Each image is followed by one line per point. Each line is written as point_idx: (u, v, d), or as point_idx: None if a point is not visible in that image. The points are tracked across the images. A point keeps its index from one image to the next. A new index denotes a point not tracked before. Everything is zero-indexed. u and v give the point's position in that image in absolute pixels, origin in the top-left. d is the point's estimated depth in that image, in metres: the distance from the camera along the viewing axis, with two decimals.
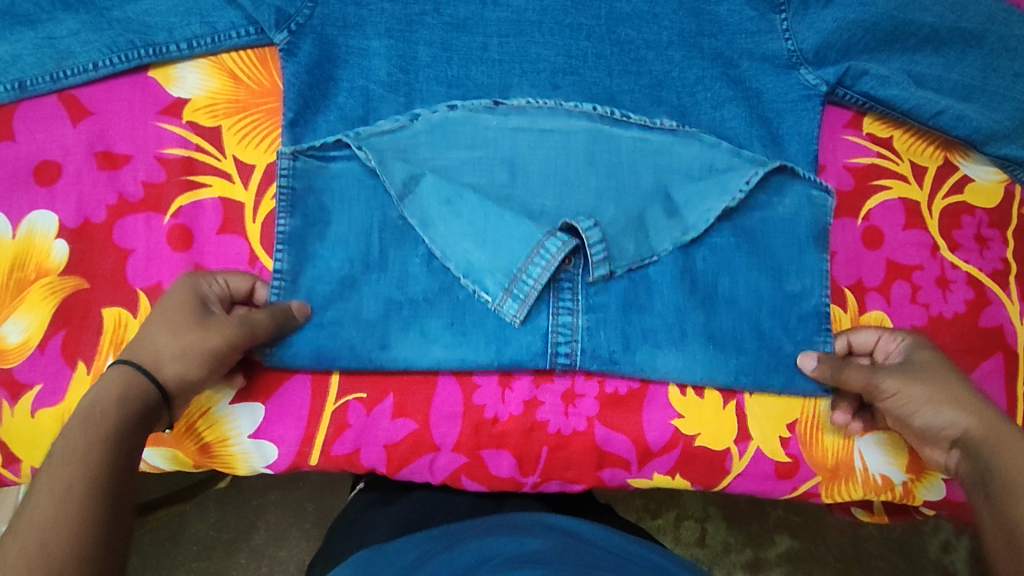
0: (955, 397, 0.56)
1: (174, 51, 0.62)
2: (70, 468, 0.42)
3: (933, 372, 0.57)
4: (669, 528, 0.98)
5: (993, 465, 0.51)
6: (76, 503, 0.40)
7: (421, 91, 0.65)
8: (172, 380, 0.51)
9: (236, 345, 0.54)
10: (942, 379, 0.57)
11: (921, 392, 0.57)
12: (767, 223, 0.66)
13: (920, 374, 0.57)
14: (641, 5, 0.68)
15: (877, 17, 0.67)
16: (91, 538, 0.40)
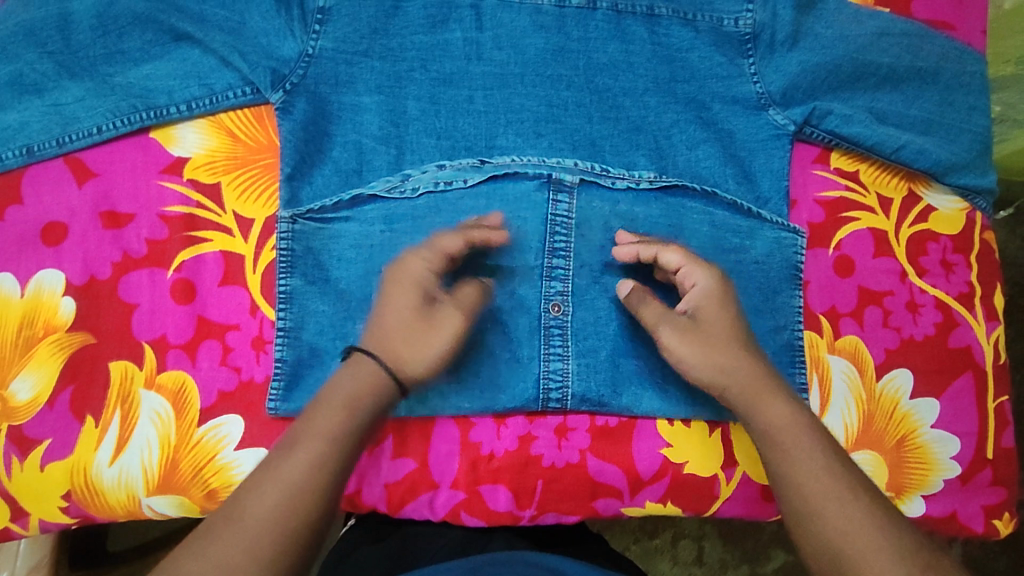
0: (765, 389, 0.56)
1: (174, 113, 0.66)
2: (324, 405, 0.52)
3: (718, 324, 0.59)
4: (666, 548, 1.00)
5: (786, 445, 0.54)
6: (320, 438, 0.51)
7: (411, 142, 0.69)
8: (415, 263, 0.59)
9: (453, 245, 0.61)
10: (756, 375, 0.57)
11: (692, 349, 0.58)
12: (742, 266, 0.70)
13: (713, 338, 0.58)
14: (617, 54, 0.73)
15: (837, 59, 0.72)
16: (314, 487, 0.49)
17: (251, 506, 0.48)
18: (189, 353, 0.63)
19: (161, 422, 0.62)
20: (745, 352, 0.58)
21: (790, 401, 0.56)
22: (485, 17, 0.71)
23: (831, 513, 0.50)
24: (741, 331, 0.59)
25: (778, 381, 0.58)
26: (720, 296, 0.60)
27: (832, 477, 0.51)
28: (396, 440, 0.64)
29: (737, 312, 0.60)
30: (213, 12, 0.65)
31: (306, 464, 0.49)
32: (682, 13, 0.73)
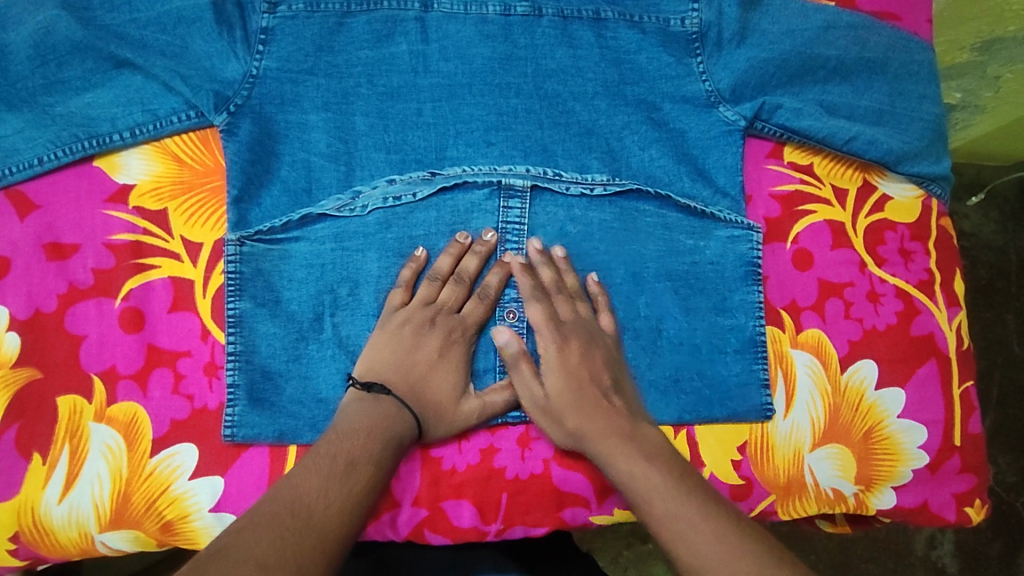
0: (616, 450, 0.59)
1: (117, 140, 0.65)
2: (370, 418, 0.58)
3: (568, 389, 0.62)
4: (659, 552, 0.99)
5: (637, 485, 0.55)
6: (375, 444, 0.55)
7: (361, 158, 0.68)
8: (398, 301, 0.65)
9: (435, 278, 0.66)
10: (603, 436, 0.60)
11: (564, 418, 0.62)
12: (698, 267, 0.70)
13: (559, 405, 0.62)
14: (565, 60, 0.72)
15: (784, 54, 0.72)
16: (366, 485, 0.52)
17: (317, 504, 0.48)
18: (140, 384, 0.62)
19: (112, 456, 0.60)
20: (597, 416, 0.61)
21: (633, 453, 0.58)
22: (431, 29, 0.71)
23: (691, 546, 0.50)
24: (582, 392, 0.62)
25: (622, 433, 0.60)
26: (563, 359, 0.63)
27: (680, 505, 0.52)
28: None
29: (584, 372, 0.63)
30: (155, 38, 0.65)
31: (364, 481, 0.52)
32: (628, 15, 0.73)
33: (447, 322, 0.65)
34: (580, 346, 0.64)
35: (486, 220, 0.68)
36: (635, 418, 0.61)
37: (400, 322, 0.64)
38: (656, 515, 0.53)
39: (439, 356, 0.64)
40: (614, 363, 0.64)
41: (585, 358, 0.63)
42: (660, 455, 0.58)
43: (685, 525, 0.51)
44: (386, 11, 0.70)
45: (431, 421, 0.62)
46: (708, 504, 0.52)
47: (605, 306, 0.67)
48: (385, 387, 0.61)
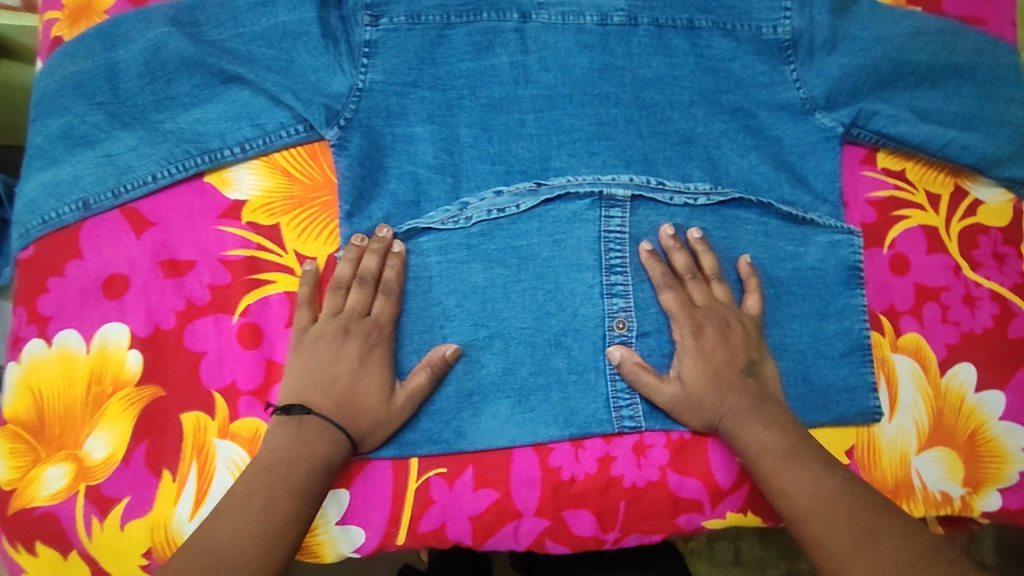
0: (742, 422, 0.63)
1: (228, 156, 0.65)
2: (279, 432, 0.58)
3: (710, 373, 0.64)
4: (702, 550, 1.01)
5: (764, 449, 0.61)
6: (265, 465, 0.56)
7: (466, 170, 0.69)
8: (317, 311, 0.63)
9: (337, 286, 0.63)
10: (733, 412, 0.63)
11: (703, 391, 0.64)
12: (799, 273, 0.71)
13: (696, 387, 0.64)
14: (661, 69, 0.73)
15: (877, 60, 0.73)
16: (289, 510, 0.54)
17: (229, 546, 0.51)
18: (262, 400, 0.62)
19: (240, 472, 0.61)
20: (735, 401, 0.63)
21: (760, 422, 0.62)
22: (530, 40, 0.71)
23: (790, 495, 0.58)
24: (723, 374, 0.64)
25: (752, 408, 0.63)
26: (699, 347, 0.65)
27: (792, 467, 0.59)
28: (501, 476, 0.64)
29: (720, 358, 0.65)
30: (261, 53, 0.66)
31: (286, 509, 0.54)
32: (722, 24, 0.74)
33: (366, 326, 0.63)
34: (714, 331, 0.65)
35: (592, 228, 0.68)
36: (765, 394, 0.64)
37: (313, 337, 0.62)
38: (766, 473, 0.60)
39: (358, 365, 0.61)
40: (750, 346, 0.66)
41: (720, 343, 0.65)
42: (780, 418, 0.63)
43: (787, 479, 0.59)
44: (486, 22, 0.70)
45: (360, 432, 0.60)
46: (790, 460, 0.60)
47: (754, 288, 0.68)
48: (306, 408, 0.58)
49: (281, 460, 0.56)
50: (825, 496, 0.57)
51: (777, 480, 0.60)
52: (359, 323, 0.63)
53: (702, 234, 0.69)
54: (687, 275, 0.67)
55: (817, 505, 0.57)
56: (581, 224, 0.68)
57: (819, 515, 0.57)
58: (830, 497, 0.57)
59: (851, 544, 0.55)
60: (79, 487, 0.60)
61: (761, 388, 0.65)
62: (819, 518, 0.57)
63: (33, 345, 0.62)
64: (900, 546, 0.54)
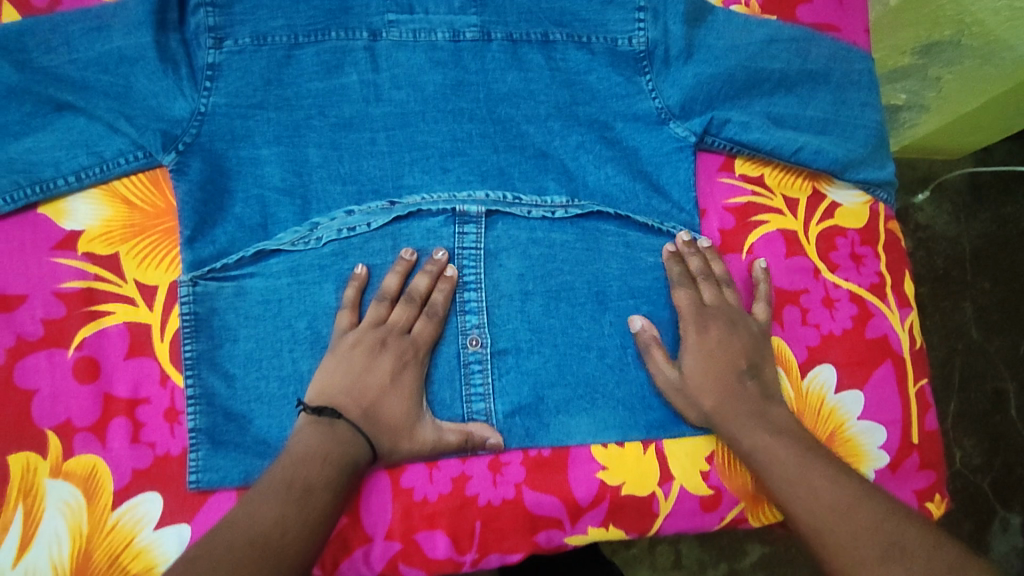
0: (743, 425, 0.64)
1: (62, 185, 0.64)
2: (312, 432, 0.58)
3: (716, 366, 0.66)
4: (644, 555, 0.99)
5: (777, 455, 0.61)
6: (318, 458, 0.55)
7: (316, 191, 0.68)
8: (371, 317, 0.64)
9: (382, 296, 0.65)
10: (741, 412, 0.64)
11: (704, 381, 0.66)
12: (659, 282, 0.71)
13: (698, 381, 0.66)
14: (516, 84, 0.73)
15: (731, 69, 0.74)
16: (325, 498, 0.54)
17: (273, 533, 0.49)
18: (99, 435, 0.61)
19: (70, 513, 0.59)
20: (728, 401, 0.65)
21: (762, 427, 0.63)
22: (381, 58, 0.71)
23: (812, 507, 0.56)
24: (726, 374, 0.66)
25: (751, 412, 0.64)
26: (704, 346, 0.67)
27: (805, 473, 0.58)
28: (350, 501, 0.63)
29: (723, 359, 0.66)
30: (96, 79, 0.64)
31: (321, 502, 0.53)
32: (577, 37, 0.74)
33: (409, 341, 0.64)
34: (719, 331, 0.67)
35: (444, 245, 0.68)
36: (766, 399, 0.66)
37: (349, 344, 0.63)
38: (778, 486, 0.59)
39: (392, 380, 0.62)
40: (754, 350, 0.68)
41: (723, 343, 0.67)
42: (789, 430, 0.63)
43: (803, 485, 0.58)
44: (334, 41, 0.69)
45: (384, 447, 0.61)
46: (803, 469, 0.59)
47: (762, 294, 0.71)
48: (337, 411, 0.59)
49: (282, 463, 0.55)
50: (840, 503, 0.55)
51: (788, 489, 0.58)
52: (400, 339, 0.64)
53: (711, 244, 0.72)
54: (704, 277, 0.70)
55: (832, 518, 0.55)
56: (434, 242, 0.68)
57: (834, 524, 0.54)
58: (850, 501, 0.55)
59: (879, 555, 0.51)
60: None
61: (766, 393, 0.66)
62: (836, 528, 0.54)
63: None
64: (869, 542, 0.52)
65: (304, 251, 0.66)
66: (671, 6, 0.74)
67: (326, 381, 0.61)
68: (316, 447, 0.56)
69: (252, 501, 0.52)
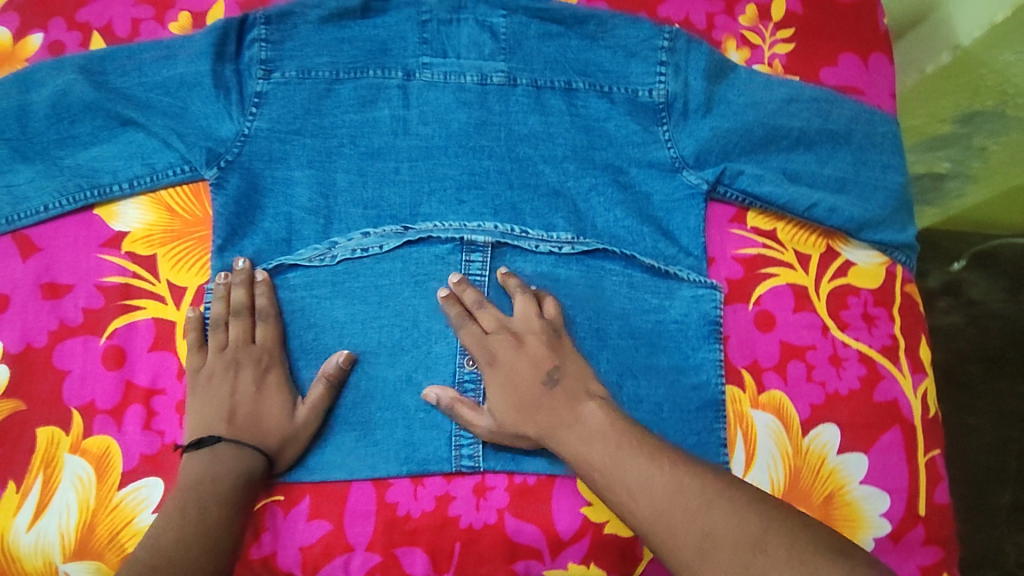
0: (563, 435, 0.60)
1: (116, 190, 0.71)
2: (195, 460, 0.62)
3: (517, 400, 0.63)
4: None
5: (587, 458, 0.58)
6: (207, 482, 0.61)
7: (339, 213, 0.73)
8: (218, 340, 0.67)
9: (213, 323, 0.68)
10: (541, 420, 0.62)
11: (501, 399, 0.64)
12: (662, 326, 0.72)
13: (502, 410, 0.64)
14: (537, 126, 0.78)
15: (749, 124, 0.77)
16: (221, 515, 0.59)
17: (173, 557, 0.55)
18: (116, 418, 0.66)
19: (81, 487, 0.64)
20: (534, 417, 0.62)
21: (572, 435, 0.60)
22: (412, 96, 0.77)
23: (636, 504, 0.54)
24: (529, 394, 0.63)
25: (560, 422, 0.61)
26: (496, 371, 0.65)
27: (624, 471, 0.55)
28: (336, 507, 0.66)
29: (518, 376, 0.63)
30: (158, 100, 0.72)
31: (216, 515, 0.59)
32: (599, 86, 0.79)
33: (253, 350, 0.67)
34: (508, 350, 0.65)
35: (454, 270, 0.71)
36: (576, 396, 0.61)
37: (205, 378, 0.66)
38: (603, 486, 0.56)
39: (256, 388, 0.66)
40: (550, 352, 0.64)
41: (515, 363, 0.64)
42: (608, 424, 0.59)
43: (621, 486, 0.55)
44: (370, 79, 0.77)
45: (273, 445, 0.65)
46: (619, 460, 0.56)
47: (518, 295, 0.68)
48: (216, 436, 0.63)
49: (175, 493, 0.60)
50: (660, 494, 0.53)
51: (603, 480, 0.56)
52: (239, 349, 0.67)
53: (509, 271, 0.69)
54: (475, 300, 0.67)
55: (664, 504, 0.52)
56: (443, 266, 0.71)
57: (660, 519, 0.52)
58: (668, 491, 0.53)
59: (694, 549, 0.50)
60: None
61: (546, 401, 0.62)
62: (663, 521, 0.52)
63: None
64: (688, 537, 0.50)
65: (322, 267, 0.71)
66: (692, 62, 0.79)
67: (197, 416, 0.65)
68: (209, 473, 0.61)
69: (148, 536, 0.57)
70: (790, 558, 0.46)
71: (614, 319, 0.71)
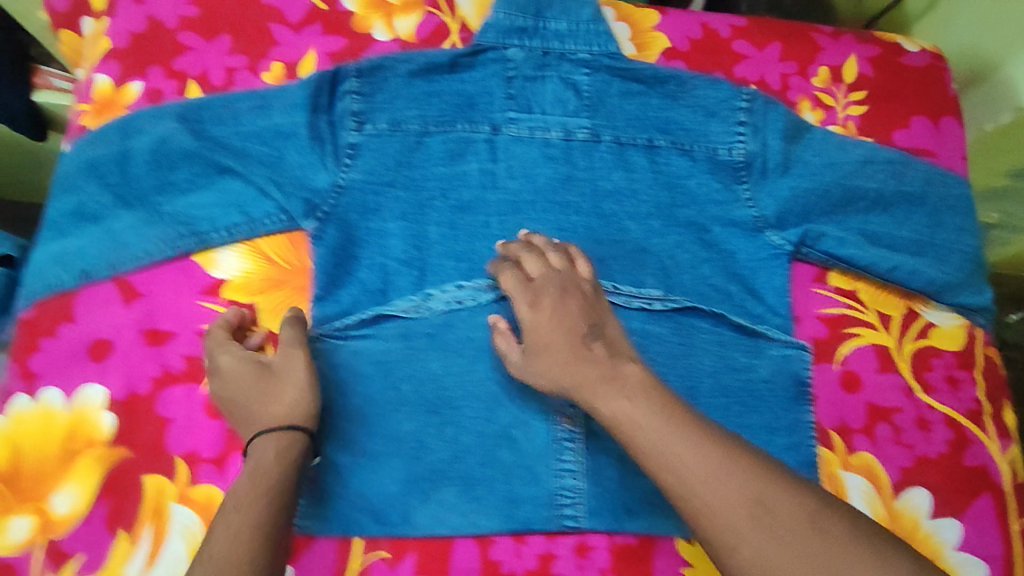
0: (602, 389, 0.57)
1: (215, 238, 0.72)
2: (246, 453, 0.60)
3: (547, 347, 0.62)
4: None
5: (631, 424, 0.55)
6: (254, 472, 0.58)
7: (433, 265, 0.74)
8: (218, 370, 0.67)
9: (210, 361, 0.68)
10: (578, 371, 0.59)
11: (535, 335, 0.64)
12: (751, 384, 0.73)
13: (536, 359, 0.63)
14: (621, 182, 0.79)
15: (827, 185, 0.78)
16: (272, 499, 0.57)
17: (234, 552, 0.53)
18: (219, 467, 0.67)
19: (191, 538, 0.64)
20: (571, 367, 0.59)
21: (619, 394, 0.56)
22: (499, 150, 0.78)
23: (677, 471, 0.52)
24: (570, 340, 0.61)
25: (601, 375, 0.58)
26: (535, 316, 0.64)
27: (669, 444, 0.53)
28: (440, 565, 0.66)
29: (557, 326, 0.62)
30: (255, 148, 0.73)
31: (269, 500, 0.57)
32: (679, 144, 0.80)
33: (218, 373, 0.66)
34: (551, 300, 0.64)
35: None
36: (615, 356, 0.60)
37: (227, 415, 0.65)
38: (643, 450, 0.54)
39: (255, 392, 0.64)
40: (590, 311, 0.63)
41: (556, 312, 0.63)
42: (651, 388, 0.56)
43: (670, 452, 0.52)
44: (460, 132, 0.78)
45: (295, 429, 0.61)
46: (671, 430, 0.53)
47: (579, 256, 0.69)
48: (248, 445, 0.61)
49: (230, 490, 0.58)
50: (715, 462, 0.51)
51: (641, 439, 0.54)
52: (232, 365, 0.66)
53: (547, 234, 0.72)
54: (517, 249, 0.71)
55: (712, 475, 0.51)
56: None
57: (710, 484, 0.50)
58: (723, 462, 0.51)
59: (747, 519, 0.49)
60: (40, 540, 0.63)
61: (585, 352, 0.60)
62: (716, 492, 0.50)
63: (18, 401, 0.67)
64: (736, 508, 0.49)
65: (419, 318, 0.72)
66: (770, 122, 0.80)
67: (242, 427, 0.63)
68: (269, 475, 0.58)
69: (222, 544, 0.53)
70: (843, 539, 0.48)
71: (707, 378, 0.72)
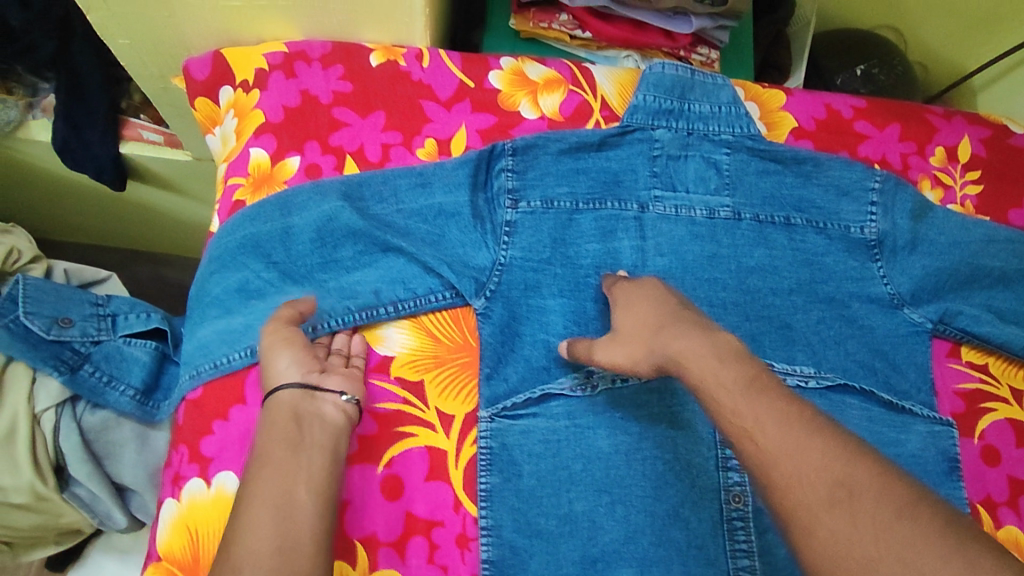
0: (694, 346, 0.55)
1: (383, 313, 0.73)
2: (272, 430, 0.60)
3: (637, 318, 0.63)
4: None
5: (714, 379, 0.52)
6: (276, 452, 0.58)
7: (594, 341, 0.75)
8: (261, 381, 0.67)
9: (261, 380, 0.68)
10: (670, 336, 0.57)
11: (624, 313, 0.65)
12: (902, 458, 0.74)
13: (628, 338, 0.62)
14: (763, 259, 0.81)
15: (955, 263, 0.82)
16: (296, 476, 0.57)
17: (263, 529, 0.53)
18: (399, 552, 0.66)
19: None
20: (663, 330, 0.59)
21: (708, 350, 0.55)
22: (647, 228, 0.80)
23: (755, 437, 0.48)
24: (659, 314, 0.61)
25: (701, 329, 0.57)
26: (628, 298, 0.66)
27: (753, 406, 0.50)
28: None
29: (647, 304, 0.64)
30: (417, 227, 0.74)
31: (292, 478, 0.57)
32: (815, 222, 0.83)
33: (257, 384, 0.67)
34: (646, 285, 0.67)
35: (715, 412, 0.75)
36: (709, 325, 0.58)
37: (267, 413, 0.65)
38: (726, 410, 0.51)
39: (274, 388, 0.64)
40: (673, 296, 0.64)
41: (647, 293, 0.65)
42: (742, 353, 0.54)
43: (748, 416, 0.49)
44: (610, 210, 0.80)
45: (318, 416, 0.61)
46: (756, 398, 0.50)
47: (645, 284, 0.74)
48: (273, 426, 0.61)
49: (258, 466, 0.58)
50: (795, 434, 0.47)
51: (729, 399, 0.51)
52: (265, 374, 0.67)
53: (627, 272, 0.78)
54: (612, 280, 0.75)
55: (788, 446, 0.47)
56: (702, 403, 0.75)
57: (791, 453, 0.46)
58: (804, 434, 0.47)
59: (825, 498, 0.44)
60: None
61: (678, 317, 0.60)
62: (793, 460, 0.46)
63: (192, 485, 0.67)
64: (816, 482, 0.45)
65: (585, 396, 0.73)
66: (898, 203, 0.84)
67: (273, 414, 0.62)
68: (274, 452, 0.58)
69: (245, 521, 0.54)
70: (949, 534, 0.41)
71: None
